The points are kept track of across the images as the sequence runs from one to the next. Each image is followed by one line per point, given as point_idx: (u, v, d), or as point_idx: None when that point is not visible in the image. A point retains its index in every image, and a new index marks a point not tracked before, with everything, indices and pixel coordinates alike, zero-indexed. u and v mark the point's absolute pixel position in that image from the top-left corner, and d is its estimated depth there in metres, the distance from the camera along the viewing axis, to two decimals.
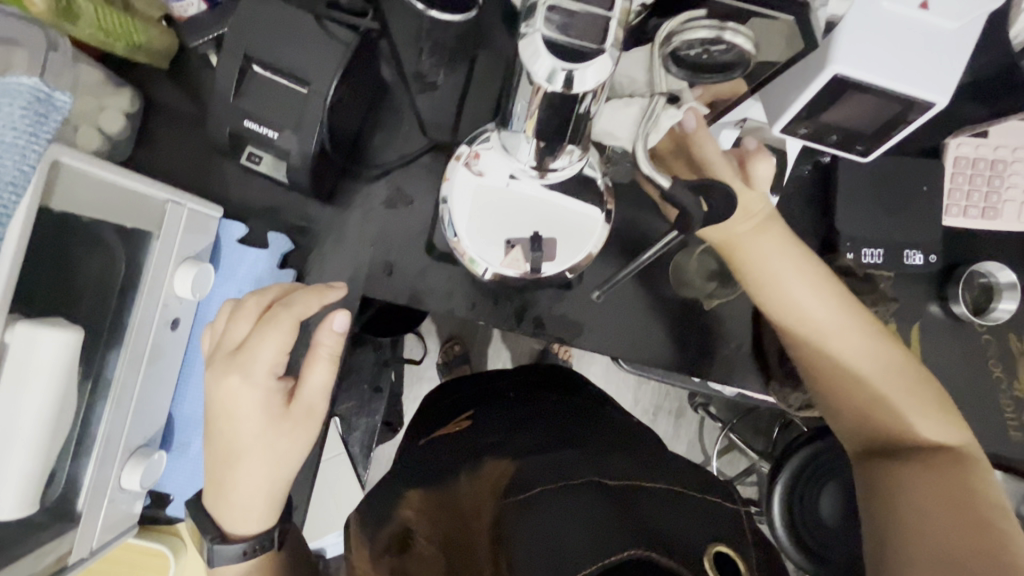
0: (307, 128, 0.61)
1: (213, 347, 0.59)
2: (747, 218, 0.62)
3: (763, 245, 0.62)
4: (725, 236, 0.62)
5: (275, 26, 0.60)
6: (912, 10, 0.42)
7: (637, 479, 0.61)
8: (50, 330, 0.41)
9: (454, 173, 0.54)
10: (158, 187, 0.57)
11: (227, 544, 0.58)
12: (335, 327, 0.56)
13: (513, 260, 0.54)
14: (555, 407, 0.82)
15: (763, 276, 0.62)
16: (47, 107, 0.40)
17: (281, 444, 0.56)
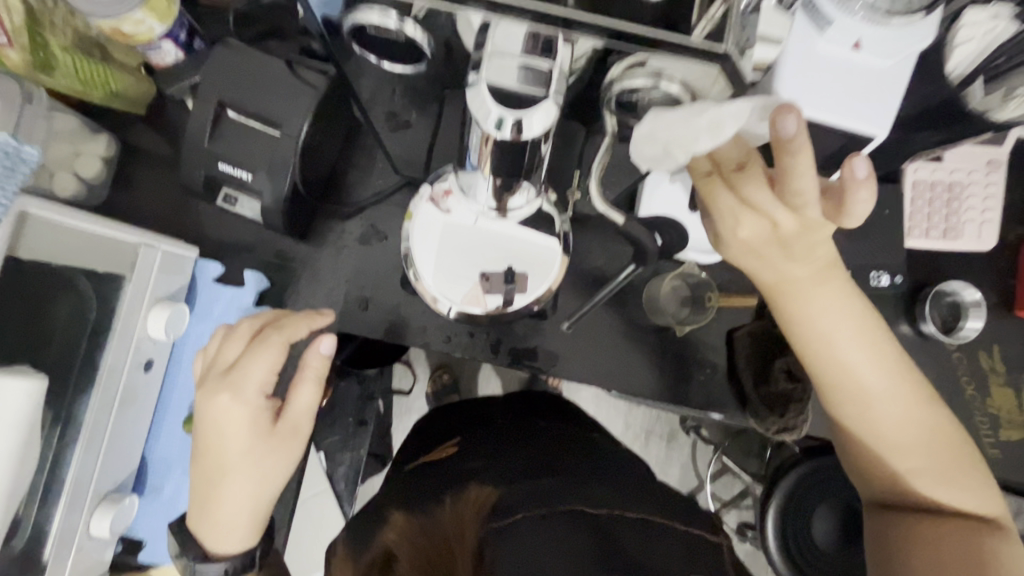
0: (280, 170, 0.63)
1: (204, 367, 0.57)
2: (807, 260, 0.50)
3: (819, 301, 0.51)
4: (780, 276, 0.51)
5: (247, 75, 0.61)
6: (846, 50, 0.45)
7: (624, 511, 0.61)
8: (11, 380, 0.42)
9: (419, 210, 0.55)
10: (131, 232, 0.58)
11: (209, 563, 0.55)
12: (321, 351, 0.55)
13: (475, 295, 0.56)
14: (540, 434, 0.82)
15: (814, 331, 0.52)
16: (14, 160, 0.41)
17: (266, 463, 0.54)
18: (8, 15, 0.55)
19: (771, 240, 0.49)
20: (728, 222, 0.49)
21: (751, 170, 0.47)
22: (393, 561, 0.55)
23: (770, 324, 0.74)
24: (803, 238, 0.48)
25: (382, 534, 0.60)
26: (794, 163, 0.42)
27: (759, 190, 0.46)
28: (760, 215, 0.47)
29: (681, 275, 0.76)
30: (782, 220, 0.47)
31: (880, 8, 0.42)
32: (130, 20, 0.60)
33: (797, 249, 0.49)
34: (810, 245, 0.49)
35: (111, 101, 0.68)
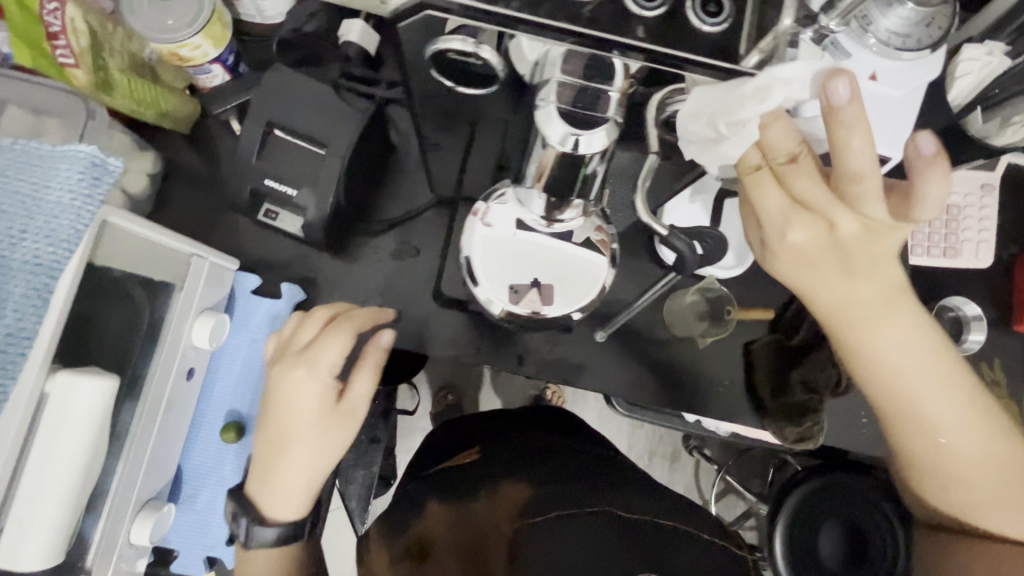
0: (324, 187, 0.66)
1: (278, 347, 0.63)
2: (873, 282, 0.50)
3: (887, 332, 0.51)
4: (845, 299, 0.50)
5: (297, 97, 0.65)
6: (864, 81, 0.50)
7: (653, 515, 0.62)
8: (87, 379, 0.43)
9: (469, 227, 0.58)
10: (186, 242, 0.60)
11: (264, 527, 0.60)
12: (382, 343, 0.62)
13: (528, 301, 0.59)
14: (556, 442, 0.85)
15: (878, 368, 0.52)
16: (101, 171, 0.43)
17: (327, 437, 0.60)
18: (75, 38, 0.58)
19: (829, 248, 0.48)
20: (780, 238, 0.50)
21: (803, 165, 0.46)
22: (431, 547, 0.60)
23: (784, 337, 0.78)
24: (874, 255, 0.48)
25: (421, 519, 0.67)
26: (850, 144, 0.42)
27: (809, 185, 0.46)
28: (812, 216, 0.47)
29: (702, 289, 0.79)
30: (846, 228, 0.47)
31: (891, 44, 0.48)
32: (189, 44, 0.64)
33: (860, 265, 0.49)
34: (876, 265, 0.49)
35: (160, 120, 0.71)
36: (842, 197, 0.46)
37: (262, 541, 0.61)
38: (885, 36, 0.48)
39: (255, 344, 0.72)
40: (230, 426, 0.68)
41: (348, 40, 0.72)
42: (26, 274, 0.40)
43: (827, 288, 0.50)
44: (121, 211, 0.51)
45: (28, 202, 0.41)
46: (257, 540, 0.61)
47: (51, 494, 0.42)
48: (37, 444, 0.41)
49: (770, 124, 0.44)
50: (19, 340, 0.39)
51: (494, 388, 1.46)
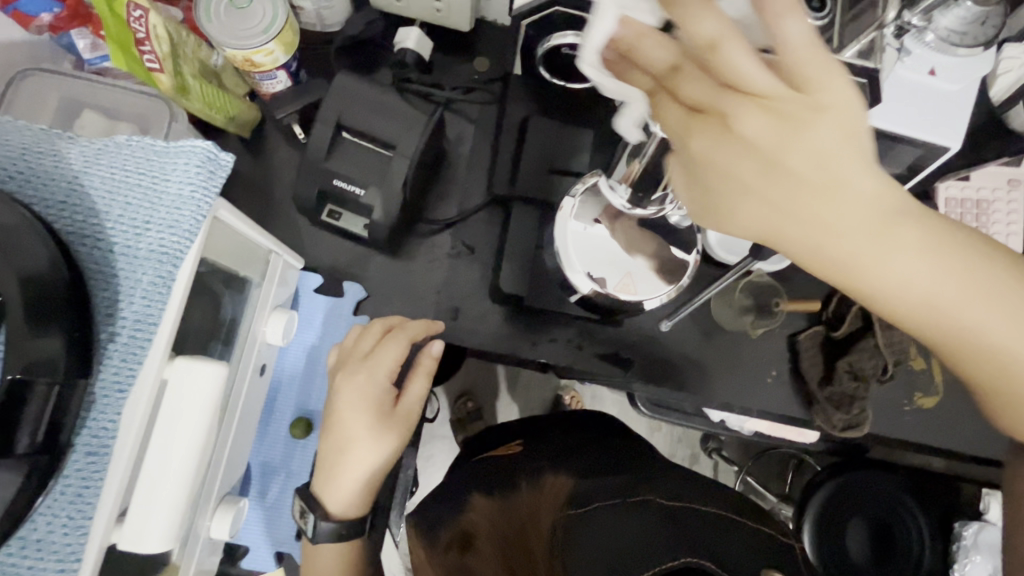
0: (393, 186, 0.68)
1: (340, 357, 0.67)
2: (833, 197, 0.31)
3: (927, 289, 0.33)
4: (811, 248, 0.33)
5: (367, 100, 0.68)
6: (923, 77, 0.53)
7: (688, 501, 0.64)
8: (203, 364, 0.44)
9: (560, 217, 0.62)
10: (268, 239, 0.62)
11: (328, 521, 0.61)
12: (433, 352, 0.67)
13: (625, 284, 0.61)
14: (586, 437, 0.86)
15: (897, 310, 0.34)
16: (214, 165, 0.45)
17: (388, 436, 0.63)
18: (158, 44, 0.60)
19: (758, 162, 0.31)
20: (721, 176, 0.32)
21: (684, 66, 0.31)
22: (472, 538, 0.59)
23: (828, 329, 0.80)
24: (787, 178, 0.32)
25: (462, 515, 0.66)
26: (693, 23, 0.30)
27: (695, 84, 0.31)
28: (710, 120, 0.31)
29: (747, 286, 0.82)
30: (755, 130, 0.30)
31: (950, 40, 0.51)
32: (262, 51, 0.66)
33: (812, 177, 0.31)
34: (832, 172, 0.31)
35: (226, 125, 0.74)
36: (732, 87, 0.30)
37: (325, 536, 0.62)
38: (943, 33, 0.51)
39: (320, 341, 0.74)
40: (299, 421, 0.70)
41: (406, 48, 0.74)
42: (153, 262, 0.42)
43: (805, 242, 0.33)
44: (231, 209, 0.51)
45: (151, 194, 0.42)
46: (321, 534, 0.61)
47: (172, 476, 0.42)
48: (159, 429, 0.42)
49: (634, 43, 0.33)
50: (146, 327, 0.41)
51: (513, 395, 1.45)
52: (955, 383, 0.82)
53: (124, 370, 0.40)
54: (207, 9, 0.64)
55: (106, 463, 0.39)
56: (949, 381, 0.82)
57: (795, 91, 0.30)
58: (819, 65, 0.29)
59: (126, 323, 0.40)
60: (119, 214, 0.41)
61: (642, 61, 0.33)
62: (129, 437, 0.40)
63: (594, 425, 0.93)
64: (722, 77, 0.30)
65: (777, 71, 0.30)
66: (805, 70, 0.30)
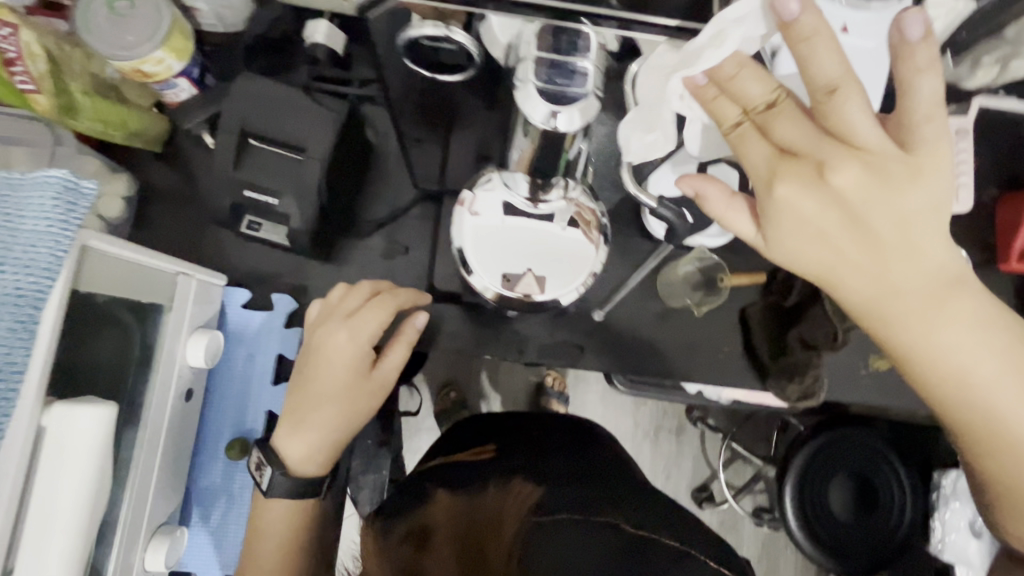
0: (307, 192, 0.65)
1: (323, 311, 0.65)
2: (909, 254, 0.41)
3: (948, 334, 0.41)
4: (876, 284, 0.42)
5: (267, 103, 0.64)
6: (835, 34, 0.50)
7: (651, 529, 0.62)
8: (86, 408, 0.42)
9: (459, 217, 0.58)
10: (172, 261, 0.59)
11: (287, 477, 0.61)
12: (417, 324, 0.66)
13: (523, 286, 0.59)
14: (562, 441, 0.85)
15: (921, 351, 0.42)
16: (75, 196, 0.42)
17: (359, 399, 0.63)
18: (31, 62, 0.57)
19: (838, 212, 0.41)
20: (787, 216, 0.41)
21: (784, 111, 0.41)
22: (430, 535, 0.54)
23: (779, 299, 0.78)
24: (877, 209, 0.40)
25: (422, 509, 0.60)
26: (824, 68, 0.38)
27: (799, 133, 0.41)
28: (801, 163, 0.41)
29: (693, 262, 0.80)
30: (847, 181, 0.40)
31: None
32: (151, 60, 0.62)
33: (884, 231, 0.41)
34: (907, 231, 0.41)
35: (131, 140, 0.70)
36: (833, 137, 0.40)
37: (282, 490, 0.61)
38: None
39: (252, 357, 0.72)
40: (235, 443, 0.69)
41: (315, 42, 0.68)
42: (10, 307, 0.39)
43: (848, 267, 0.42)
44: (105, 236, 0.49)
45: (4, 233, 0.40)
46: (278, 487, 0.61)
47: (61, 526, 0.41)
48: (43, 478, 0.41)
49: (734, 73, 0.42)
50: (11, 373, 0.39)
51: (495, 381, 1.44)
52: None
53: None
54: (85, 18, 0.60)
55: None
56: None
57: (864, 133, 0.39)
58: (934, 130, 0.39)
59: None
60: None
61: (742, 93, 0.42)
62: (6, 489, 0.39)
63: (567, 427, 0.92)
64: (828, 132, 0.40)
65: (885, 136, 0.40)
66: (914, 141, 0.40)
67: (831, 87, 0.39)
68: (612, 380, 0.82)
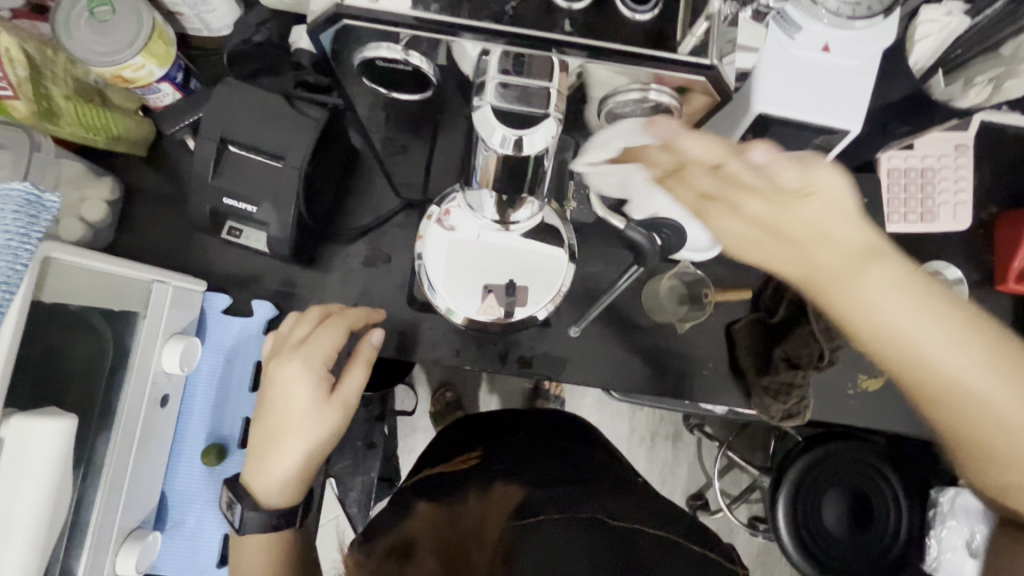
0: (283, 200, 0.65)
1: (275, 345, 0.66)
2: (827, 243, 0.43)
3: (877, 296, 0.42)
4: (800, 270, 0.44)
5: (248, 111, 0.64)
6: (816, 53, 0.49)
7: (636, 521, 0.62)
8: (43, 421, 0.42)
9: (427, 231, 0.58)
10: (145, 269, 0.59)
11: (257, 511, 0.64)
12: (372, 341, 0.66)
13: (488, 306, 0.58)
14: (559, 444, 0.83)
15: (877, 334, 0.42)
16: (37, 209, 0.42)
17: (319, 428, 0.63)
18: (12, 67, 0.57)
19: (763, 230, 0.45)
20: (728, 235, 0.47)
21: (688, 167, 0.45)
22: (414, 547, 0.54)
23: (765, 315, 0.77)
24: (786, 211, 0.43)
25: (404, 523, 0.60)
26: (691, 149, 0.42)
27: (705, 180, 0.45)
28: (718, 204, 0.46)
29: (679, 276, 0.79)
30: (754, 209, 0.44)
31: (841, 14, 0.46)
32: (131, 66, 0.62)
33: (798, 233, 0.43)
34: (819, 229, 0.43)
35: (113, 144, 0.70)
36: (732, 178, 0.43)
37: (254, 526, 0.64)
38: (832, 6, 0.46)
39: (229, 363, 0.72)
40: (211, 449, 0.69)
41: (300, 49, 0.69)
42: None
43: (761, 264, 0.46)
44: (70, 245, 0.49)
45: None
46: (249, 525, 0.64)
47: (16, 536, 0.41)
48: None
49: (639, 148, 0.46)
50: None
51: (491, 383, 1.43)
52: None
53: None
54: (66, 25, 0.60)
55: None
56: None
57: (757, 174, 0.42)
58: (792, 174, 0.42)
59: None
60: None
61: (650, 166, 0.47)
62: None
63: (559, 431, 0.90)
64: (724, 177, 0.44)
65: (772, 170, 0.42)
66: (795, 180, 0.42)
67: (711, 163, 0.43)
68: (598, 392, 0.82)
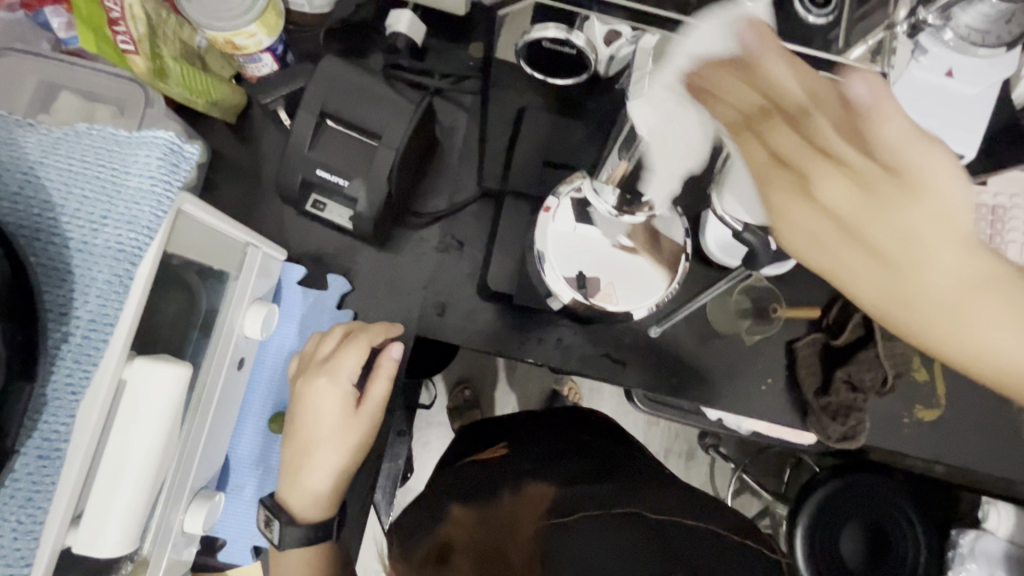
0: (377, 177, 0.65)
1: (301, 364, 0.68)
2: (922, 264, 0.33)
3: (977, 315, 0.33)
4: (877, 283, 0.35)
5: (351, 87, 0.65)
6: (941, 78, 0.49)
7: (678, 516, 0.59)
8: (163, 367, 0.43)
9: (542, 223, 0.60)
10: (240, 230, 0.60)
11: (295, 526, 0.63)
12: (393, 355, 0.65)
13: (606, 293, 0.60)
14: (588, 442, 0.82)
15: (957, 357, 0.34)
16: (178, 158, 0.43)
17: (348, 439, 0.64)
18: (133, 24, 0.58)
19: (837, 227, 0.35)
20: (807, 240, 0.36)
21: (772, 117, 0.38)
22: (451, 551, 0.48)
23: (829, 335, 0.77)
24: (911, 203, 0.34)
25: (440, 527, 0.54)
26: (782, 80, 0.37)
27: (790, 141, 0.37)
28: (793, 176, 0.36)
29: (742, 289, 0.80)
30: (835, 197, 0.35)
31: (970, 40, 0.47)
32: (244, 33, 0.64)
33: (889, 245, 0.34)
34: (917, 243, 0.33)
35: (210, 110, 0.71)
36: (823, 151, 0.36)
37: (293, 542, 0.63)
38: (964, 32, 0.47)
39: (301, 335, 0.74)
40: (278, 417, 0.72)
41: (397, 32, 0.71)
42: (109, 261, 0.40)
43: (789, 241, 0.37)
44: (199, 202, 0.51)
45: (110, 187, 0.40)
46: (288, 541, 0.62)
47: (129, 478, 0.42)
48: (117, 431, 0.42)
49: (715, 79, 0.39)
50: (101, 326, 0.40)
51: (510, 383, 1.41)
52: (959, 395, 0.79)
53: (79, 371, 0.39)
54: None
55: (59, 468, 0.38)
56: (952, 393, 0.79)
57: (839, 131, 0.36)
58: (913, 150, 0.34)
59: (81, 322, 0.39)
60: (75, 208, 0.39)
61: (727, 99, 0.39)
62: (83, 440, 0.39)
63: (588, 432, 0.89)
64: (815, 144, 0.36)
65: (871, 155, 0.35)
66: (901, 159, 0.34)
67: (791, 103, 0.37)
68: (631, 398, 0.79)
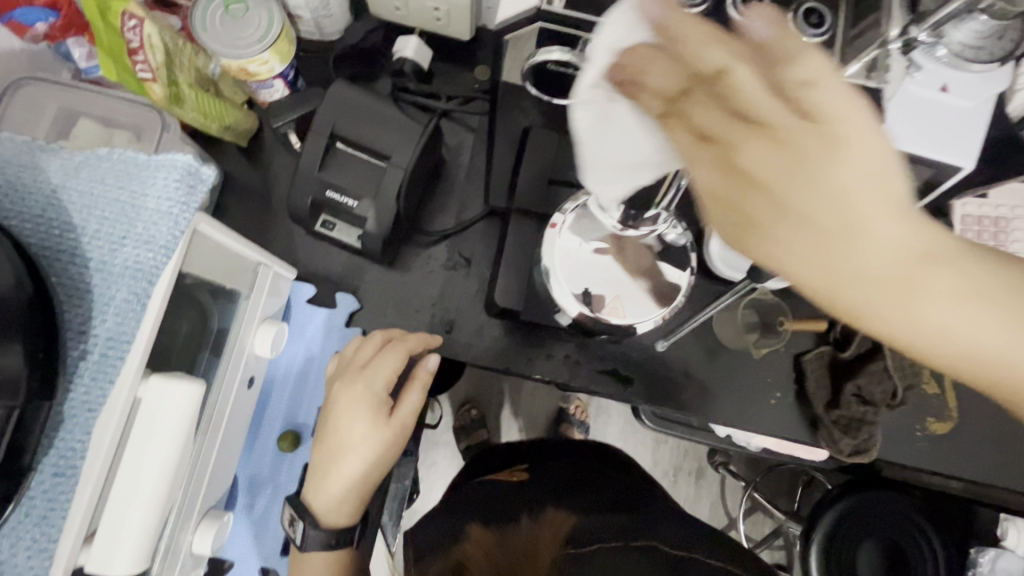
0: (385, 197, 0.67)
1: (339, 365, 0.68)
2: (858, 233, 0.32)
3: (919, 280, 0.32)
4: (820, 265, 0.33)
5: (361, 110, 0.67)
6: (935, 92, 0.51)
7: (686, 551, 0.58)
8: (177, 385, 0.44)
9: (549, 239, 0.61)
10: (253, 249, 0.61)
11: (319, 530, 0.63)
12: (429, 366, 0.66)
13: (613, 307, 0.61)
14: (599, 468, 0.81)
15: (918, 341, 0.33)
16: (194, 180, 0.43)
17: (379, 447, 0.63)
18: (151, 54, 0.60)
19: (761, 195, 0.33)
20: (726, 211, 0.34)
21: (695, 94, 0.34)
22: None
23: (837, 349, 0.76)
24: (833, 160, 0.31)
25: (455, 548, 0.54)
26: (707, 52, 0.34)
27: (711, 115, 0.34)
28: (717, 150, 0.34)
29: (749, 303, 0.80)
30: (756, 162, 0.33)
31: (963, 55, 0.49)
32: (257, 60, 0.66)
33: (822, 214, 0.32)
34: (847, 207, 0.32)
35: (223, 133, 0.73)
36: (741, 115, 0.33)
37: (314, 545, 0.63)
38: (957, 48, 0.49)
39: (310, 352, 0.76)
40: (287, 435, 0.73)
41: (404, 57, 0.73)
42: (128, 279, 0.41)
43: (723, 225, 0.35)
44: (216, 224, 0.52)
45: (129, 208, 0.41)
46: (310, 543, 0.63)
47: (141, 496, 0.42)
48: (132, 445, 0.42)
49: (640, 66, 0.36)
50: (118, 344, 0.40)
51: (517, 402, 1.40)
52: (970, 408, 0.78)
53: (97, 387, 0.40)
54: (202, 19, 0.64)
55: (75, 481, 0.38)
56: (963, 405, 0.78)
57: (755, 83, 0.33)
58: (833, 99, 0.31)
59: (98, 340, 0.40)
60: (95, 228, 0.40)
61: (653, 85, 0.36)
62: (99, 452, 0.40)
63: (598, 454, 0.88)
64: (735, 109, 0.33)
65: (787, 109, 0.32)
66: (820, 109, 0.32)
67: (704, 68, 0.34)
68: (640, 416, 0.80)
